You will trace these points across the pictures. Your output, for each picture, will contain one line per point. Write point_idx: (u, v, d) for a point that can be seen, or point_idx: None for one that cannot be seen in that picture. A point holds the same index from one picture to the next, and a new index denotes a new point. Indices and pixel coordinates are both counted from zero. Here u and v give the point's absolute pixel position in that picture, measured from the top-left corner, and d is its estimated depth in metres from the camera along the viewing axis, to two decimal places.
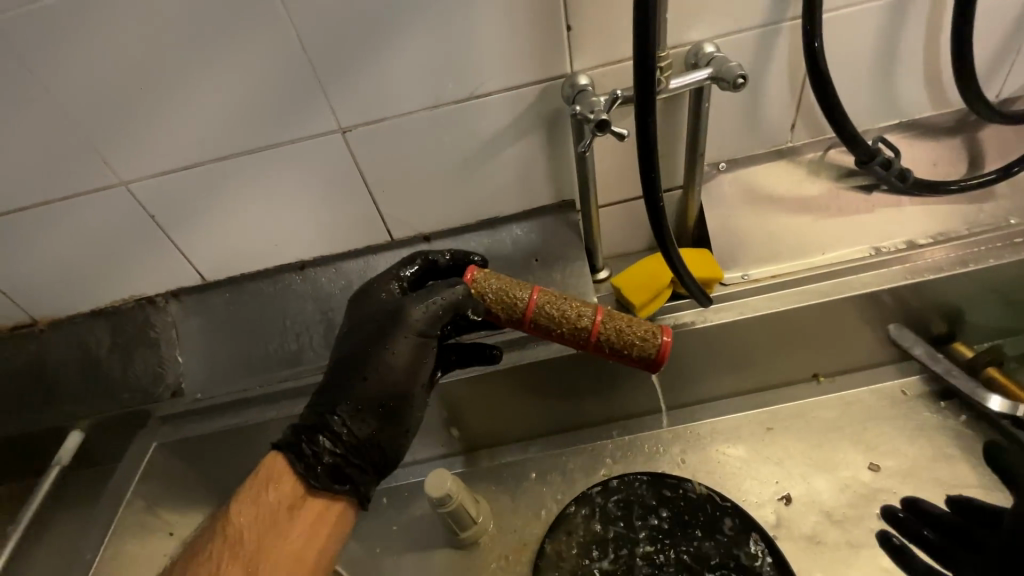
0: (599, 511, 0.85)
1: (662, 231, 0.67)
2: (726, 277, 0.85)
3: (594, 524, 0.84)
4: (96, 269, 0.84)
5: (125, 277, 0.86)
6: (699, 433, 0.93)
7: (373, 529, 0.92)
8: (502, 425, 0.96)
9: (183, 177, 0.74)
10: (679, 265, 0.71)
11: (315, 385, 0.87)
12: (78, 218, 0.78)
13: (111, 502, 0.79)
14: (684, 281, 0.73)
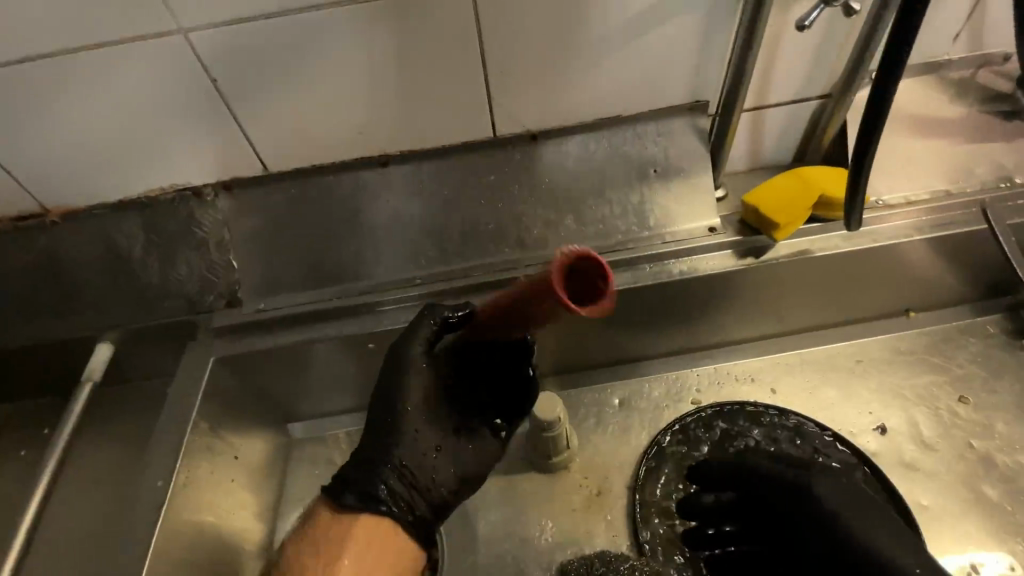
0: (697, 440, 0.83)
1: (872, 133, 0.61)
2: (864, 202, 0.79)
3: (693, 452, 0.82)
4: (133, 148, 0.70)
5: (168, 160, 0.72)
6: (787, 363, 0.91)
7: None
8: (585, 352, 0.90)
9: (259, 29, 0.60)
10: (858, 200, 0.66)
11: (399, 300, 0.77)
12: (117, 77, 0.63)
13: (176, 421, 0.70)
14: (854, 203, 0.67)
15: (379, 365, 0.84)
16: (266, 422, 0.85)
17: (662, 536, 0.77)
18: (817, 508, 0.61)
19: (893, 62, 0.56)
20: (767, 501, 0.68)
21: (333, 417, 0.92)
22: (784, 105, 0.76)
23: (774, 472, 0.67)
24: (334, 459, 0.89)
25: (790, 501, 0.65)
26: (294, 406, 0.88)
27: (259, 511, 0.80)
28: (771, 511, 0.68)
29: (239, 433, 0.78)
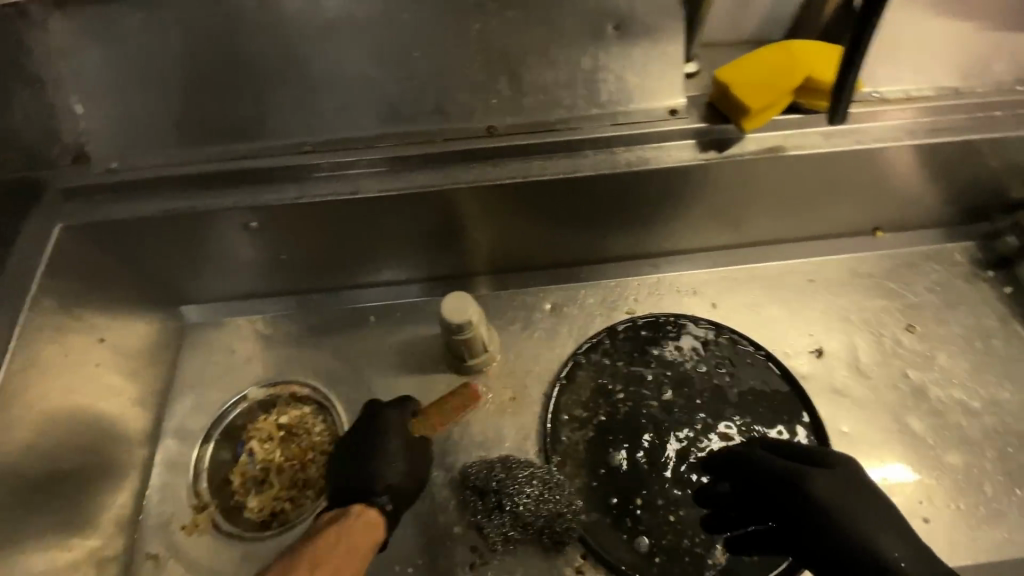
0: (621, 352, 0.77)
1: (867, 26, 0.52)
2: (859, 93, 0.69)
3: (614, 363, 0.76)
4: None
5: None
6: (737, 278, 0.83)
7: (358, 346, 0.82)
8: (518, 250, 0.80)
9: None
10: (845, 98, 0.58)
11: (286, 170, 0.64)
12: None
13: (8, 295, 0.58)
14: (836, 108, 0.60)
15: (274, 247, 0.73)
16: (149, 303, 0.75)
17: (563, 443, 0.72)
18: (807, 501, 0.54)
19: None
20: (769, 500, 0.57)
21: (235, 303, 0.83)
22: None
23: (775, 468, 0.58)
24: (234, 347, 0.81)
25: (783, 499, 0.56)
26: (184, 287, 0.78)
27: (138, 398, 0.72)
28: (770, 504, 0.57)
29: (106, 313, 0.68)
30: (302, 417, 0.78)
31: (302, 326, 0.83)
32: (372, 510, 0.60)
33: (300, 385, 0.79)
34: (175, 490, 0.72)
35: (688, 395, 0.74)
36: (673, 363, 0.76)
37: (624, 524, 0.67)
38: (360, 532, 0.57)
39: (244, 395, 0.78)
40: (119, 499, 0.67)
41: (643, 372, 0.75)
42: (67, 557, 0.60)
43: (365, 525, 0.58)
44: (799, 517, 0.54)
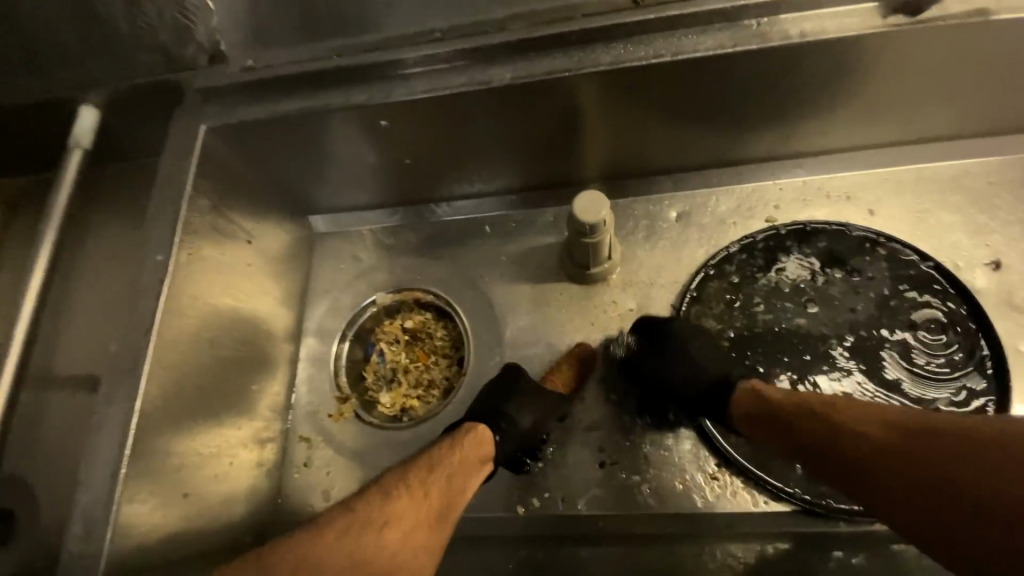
0: (758, 267, 0.71)
1: None
2: None
3: (750, 278, 0.71)
4: None
5: None
6: (899, 181, 0.73)
7: (476, 256, 0.81)
8: (646, 152, 0.73)
9: None
10: None
11: (411, 63, 0.61)
12: None
13: (171, 194, 0.62)
14: None
15: (397, 152, 0.72)
16: (281, 210, 0.78)
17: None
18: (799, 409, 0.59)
19: None
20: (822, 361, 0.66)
21: (356, 213, 0.85)
22: None
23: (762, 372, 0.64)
24: (359, 255, 0.84)
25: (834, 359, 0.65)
26: (310, 196, 0.80)
27: (282, 299, 0.77)
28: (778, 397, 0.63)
29: (250, 216, 0.71)
30: (424, 322, 0.81)
31: (419, 236, 0.84)
32: (489, 433, 0.63)
33: (423, 293, 0.81)
34: (319, 383, 0.78)
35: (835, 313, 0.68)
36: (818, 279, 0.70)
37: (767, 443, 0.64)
38: (477, 463, 0.61)
39: (374, 300, 0.82)
40: (274, 388, 0.74)
41: (782, 288, 0.70)
42: (239, 432, 0.67)
43: (483, 449, 0.61)
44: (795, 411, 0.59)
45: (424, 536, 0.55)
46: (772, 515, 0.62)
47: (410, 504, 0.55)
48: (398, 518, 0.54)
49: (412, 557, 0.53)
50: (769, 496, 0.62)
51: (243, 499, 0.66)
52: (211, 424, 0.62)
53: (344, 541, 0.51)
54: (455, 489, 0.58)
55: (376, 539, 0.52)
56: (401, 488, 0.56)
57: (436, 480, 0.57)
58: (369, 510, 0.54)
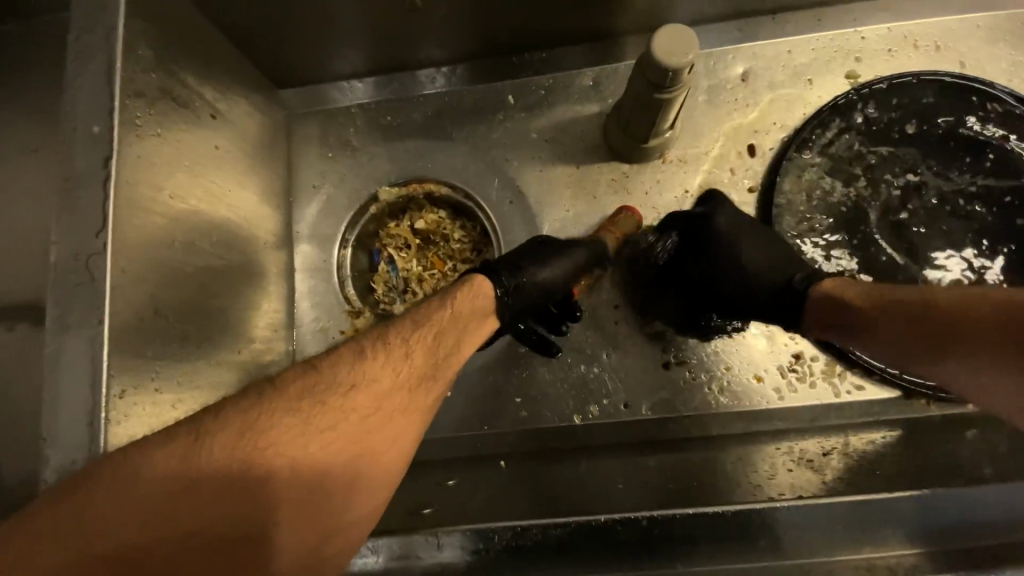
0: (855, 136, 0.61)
1: None
2: None
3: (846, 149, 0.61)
4: None
5: None
6: (994, 27, 0.64)
7: (499, 135, 0.67)
8: None
9: None
10: None
11: None
12: None
13: (96, 38, 0.43)
14: None
15: None
16: (251, 77, 0.60)
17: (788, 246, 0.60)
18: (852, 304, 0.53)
19: None
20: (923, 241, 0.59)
21: (344, 84, 0.68)
22: None
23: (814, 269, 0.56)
24: (351, 140, 0.68)
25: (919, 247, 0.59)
26: (287, 59, 0.63)
27: (264, 196, 0.62)
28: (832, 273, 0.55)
29: (213, 79, 0.54)
30: (438, 222, 0.69)
31: (426, 113, 0.68)
32: (491, 286, 0.51)
33: (435, 186, 0.67)
34: (322, 296, 0.65)
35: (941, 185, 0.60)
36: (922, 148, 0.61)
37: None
38: (481, 313, 0.50)
39: (374, 197, 0.67)
40: (271, 303, 0.61)
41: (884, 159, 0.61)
42: (241, 357, 0.55)
43: (483, 297, 0.51)
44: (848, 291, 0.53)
45: (406, 400, 0.43)
46: (867, 399, 0.57)
47: (388, 362, 0.44)
48: (372, 379, 0.42)
49: (389, 424, 0.42)
50: (862, 378, 0.57)
51: None
52: (207, 348, 0.50)
53: (306, 404, 0.40)
54: (449, 344, 0.47)
55: (342, 403, 0.40)
56: (376, 345, 0.45)
57: (423, 334, 0.46)
58: (333, 373, 0.42)
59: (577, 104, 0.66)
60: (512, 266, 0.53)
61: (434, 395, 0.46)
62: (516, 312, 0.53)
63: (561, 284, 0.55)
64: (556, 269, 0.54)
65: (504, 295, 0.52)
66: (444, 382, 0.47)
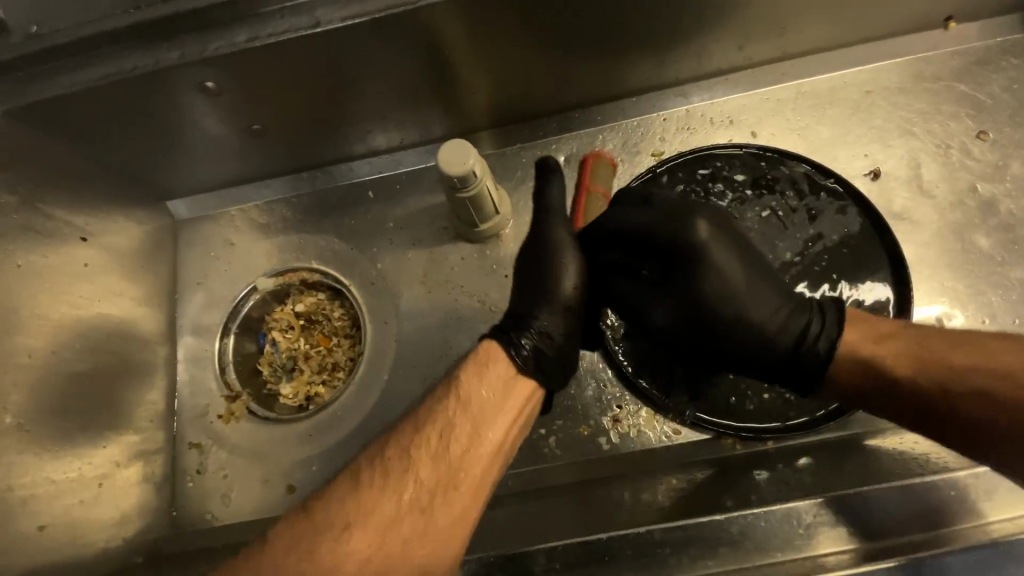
0: (644, 283, 0.59)
1: None
2: None
3: (647, 307, 0.58)
4: None
5: None
6: (779, 99, 0.72)
7: (361, 226, 0.76)
8: (518, 87, 0.69)
9: None
10: None
11: (224, 14, 0.54)
12: None
13: None
14: None
15: (240, 117, 0.64)
16: (129, 199, 0.69)
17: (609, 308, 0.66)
18: (734, 344, 0.55)
19: None
20: (758, 356, 0.55)
21: (223, 193, 0.77)
22: None
23: (675, 322, 0.57)
24: (231, 239, 0.77)
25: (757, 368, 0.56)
26: (165, 179, 0.72)
27: (145, 298, 0.69)
28: (704, 353, 0.58)
29: (82, 209, 0.62)
30: (318, 304, 0.75)
31: (295, 211, 0.77)
32: (499, 351, 0.55)
33: (308, 273, 0.75)
34: (204, 384, 0.72)
35: (771, 326, 0.54)
36: (716, 291, 0.54)
37: (697, 370, 0.64)
38: (490, 411, 0.52)
39: (254, 287, 0.75)
40: (150, 395, 0.68)
41: (683, 310, 0.55)
42: (109, 450, 0.61)
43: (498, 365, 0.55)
44: (721, 353, 0.56)
45: (413, 525, 0.47)
46: (683, 443, 0.62)
47: (388, 487, 0.48)
48: (375, 509, 0.47)
49: (408, 551, 0.46)
50: (678, 420, 0.62)
51: (124, 521, 0.61)
52: (65, 447, 0.56)
53: (303, 553, 0.45)
54: (456, 447, 0.50)
55: (342, 545, 0.45)
56: (377, 467, 0.49)
57: (423, 447, 0.50)
58: (334, 508, 0.47)
59: (426, 195, 0.75)
60: (518, 325, 0.56)
61: (449, 512, 0.48)
62: (563, 344, 0.58)
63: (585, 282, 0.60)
64: (571, 273, 0.59)
65: (524, 349, 0.55)
66: (461, 496, 0.49)
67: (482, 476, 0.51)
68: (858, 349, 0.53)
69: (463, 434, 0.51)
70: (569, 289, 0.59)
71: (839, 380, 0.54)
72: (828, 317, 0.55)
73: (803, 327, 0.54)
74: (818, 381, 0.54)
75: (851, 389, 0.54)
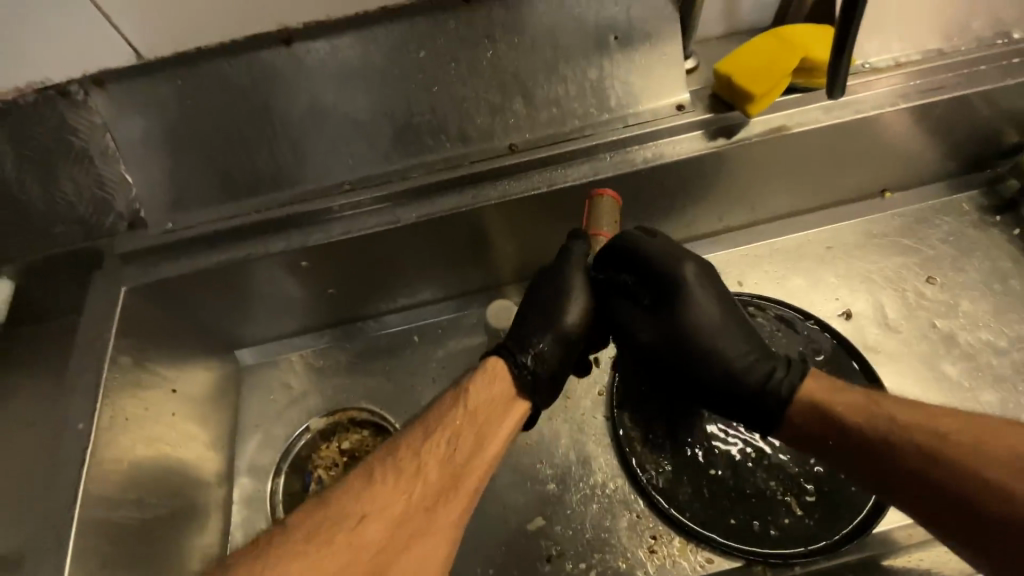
0: (643, 304, 0.66)
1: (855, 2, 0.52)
2: (851, 67, 0.73)
3: (632, 334, 0.66)
4: None
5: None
6: (757, 254, 0.87)
7: (407, 368, 0.85)
8: (545, 253, 0.82)
9: None
10: (844, 60, 0.57)
11: (331, 214, 0.69)
12: None
13: (91, 356, 0.63)
14: (838, 77, 0.58)
15: (319, 284, 0.77)
16: (209, 351, 0.79)
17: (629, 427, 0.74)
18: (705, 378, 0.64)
19: None
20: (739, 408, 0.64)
21: (285, 340, 0.87)
22: None
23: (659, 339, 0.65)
24: (289, 382, 0.85)
25: (731, 398, 0.63)
26: (239, 332, 0.83)
27: (212, 441, 0.76)
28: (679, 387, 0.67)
29: (172, 363, 0.72)
30: (361, 441, 0.81)
31: (348, 356, 0.87)
32: (505, 367, 0.62)
33: (357, 411, 0.82)
34: (255, 525, 0.76)
35: (737, 362, 0.63)
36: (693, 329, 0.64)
37: (722, 499, 0.69)
38: (494, 424, 0.59)
39: (308, 426, 0.81)
40: (208, 538, 0.72)
41: (667, 332, 0.64)
42: None
43: (501, 381, 0.61)
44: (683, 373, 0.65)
45: (414, 528, 0.52)
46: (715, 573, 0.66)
47: (400, 483, 0.53)
48: (386, 506, 0.52)
49: (409, 550, 0.51)
50: (711, 549, 0.67)
51: None
52: None
53: (316, 543, 0.48)
54: (461, 455, 0.56)
55: (353, 537, 0.50)
56: (390, 464, 0.54)
57: (432, 450, 0.56)
58: (344, 503, 0.51)
59: (464, 340, 0.86)
60: (521, 343, 0.63)
61: (449, 515, 0.54)
62: (554, 371, 0.63)
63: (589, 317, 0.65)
64: (575, 309, 0.65)
65: (526, 373, 0.62)
66: (460, 501, 0.55)
67: (478, 485, 0.56)
68: (811, 392, 0.61)
69: (467, 442, 0.57)
70: (573, 322, 0.64)
71: (793, 417, 0.61)
72: (793, 367, 0.63)
73: (769, 372, 0.62)
74: (776, 422, 0.62)
75: (806, 442, 0.62)
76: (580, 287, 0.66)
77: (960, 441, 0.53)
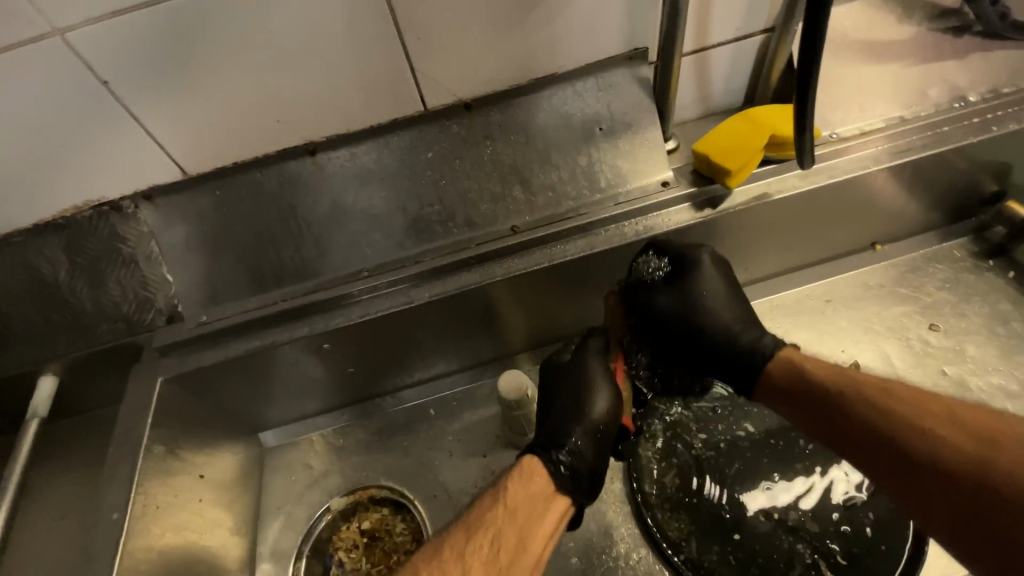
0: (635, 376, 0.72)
1: (803, 96, 0.58)
2: (819, 136, 0.79)
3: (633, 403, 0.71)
4: (19, 174, 0.66)
5: (60, 178, 0.67)
6: (758, 311, 0.90)
7: (425, 442, 0.87)
8: (553, 322, 0.86)
9: (166, 17, 0.57)
10: (806, 136, 0.62)
11: (350, 299, 0.74)
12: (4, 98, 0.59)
13: (128, 447, 0.67)
14: (803, 150, 0.64)
15: (341, 364, 0.81)
16: (236, 435, 0.82)
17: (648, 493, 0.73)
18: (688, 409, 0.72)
19: (809, 36, 0.53)
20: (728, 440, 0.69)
21: (306, 421, 0.90)
22: (754, 37, 0.73)
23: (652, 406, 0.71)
24: (310, 462, 0.87)
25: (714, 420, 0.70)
26: (262, 416, 0.86)
27: (237, 527, 0.78)
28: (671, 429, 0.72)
29: (200, 450, 0.75)
30: (382, 520, 0.82)
31: (368, 434, 0.88)
32: (541, 463, 0.65)
33: (376, 489, 0.83)
34: None
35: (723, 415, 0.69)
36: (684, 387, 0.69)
37: (750, 567, 0.68)
38: (536, 517, 0.61)
39: (328, 507, 0.82)
40: None
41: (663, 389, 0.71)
42: None
43: (534, 478, 0.64)
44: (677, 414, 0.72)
45: None
46: None
47: None
48: None
49: None
50: None
51: None
52: None
53: None
54: (505, 553, 0.57)
55: None
56: (434, 565, 0.56)
57: (476, 551, 0.57)
58: None
59: (481, 411, 0.88)
60: (556, 441, 0.67)
61: None
62: (592, 468, 0.67)
63: (614, 409, 0.70)
64: (601, 404, 0.69)
65: (563, 469, 0.65)
66: None
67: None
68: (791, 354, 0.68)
69: (511, 537, 0.58)
70: (600, 415, 0.69)
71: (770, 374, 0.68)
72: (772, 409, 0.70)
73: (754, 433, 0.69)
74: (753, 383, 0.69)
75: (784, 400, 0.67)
76: (602, 384, 0.71)
77: (938, 420, 0.53)
